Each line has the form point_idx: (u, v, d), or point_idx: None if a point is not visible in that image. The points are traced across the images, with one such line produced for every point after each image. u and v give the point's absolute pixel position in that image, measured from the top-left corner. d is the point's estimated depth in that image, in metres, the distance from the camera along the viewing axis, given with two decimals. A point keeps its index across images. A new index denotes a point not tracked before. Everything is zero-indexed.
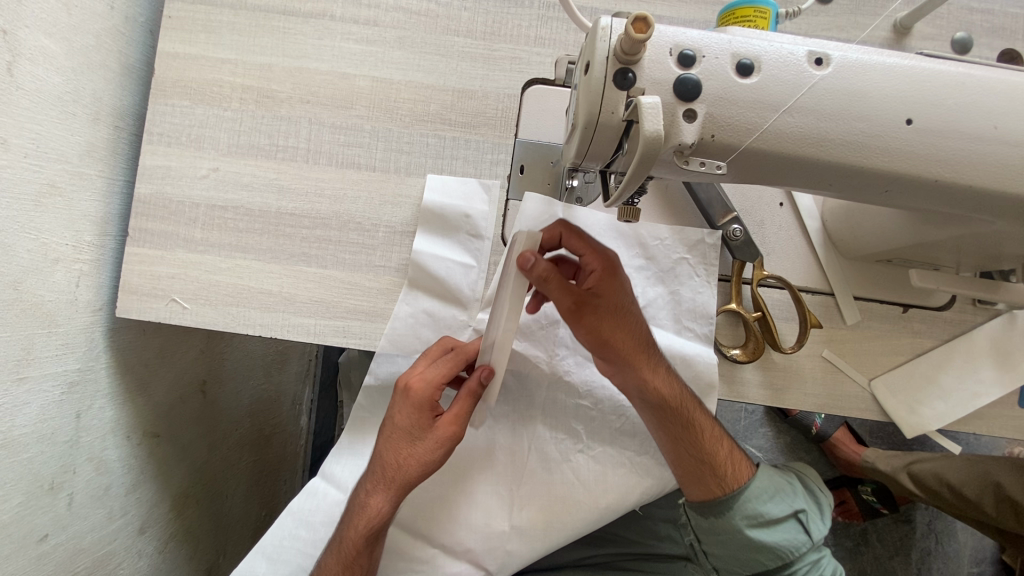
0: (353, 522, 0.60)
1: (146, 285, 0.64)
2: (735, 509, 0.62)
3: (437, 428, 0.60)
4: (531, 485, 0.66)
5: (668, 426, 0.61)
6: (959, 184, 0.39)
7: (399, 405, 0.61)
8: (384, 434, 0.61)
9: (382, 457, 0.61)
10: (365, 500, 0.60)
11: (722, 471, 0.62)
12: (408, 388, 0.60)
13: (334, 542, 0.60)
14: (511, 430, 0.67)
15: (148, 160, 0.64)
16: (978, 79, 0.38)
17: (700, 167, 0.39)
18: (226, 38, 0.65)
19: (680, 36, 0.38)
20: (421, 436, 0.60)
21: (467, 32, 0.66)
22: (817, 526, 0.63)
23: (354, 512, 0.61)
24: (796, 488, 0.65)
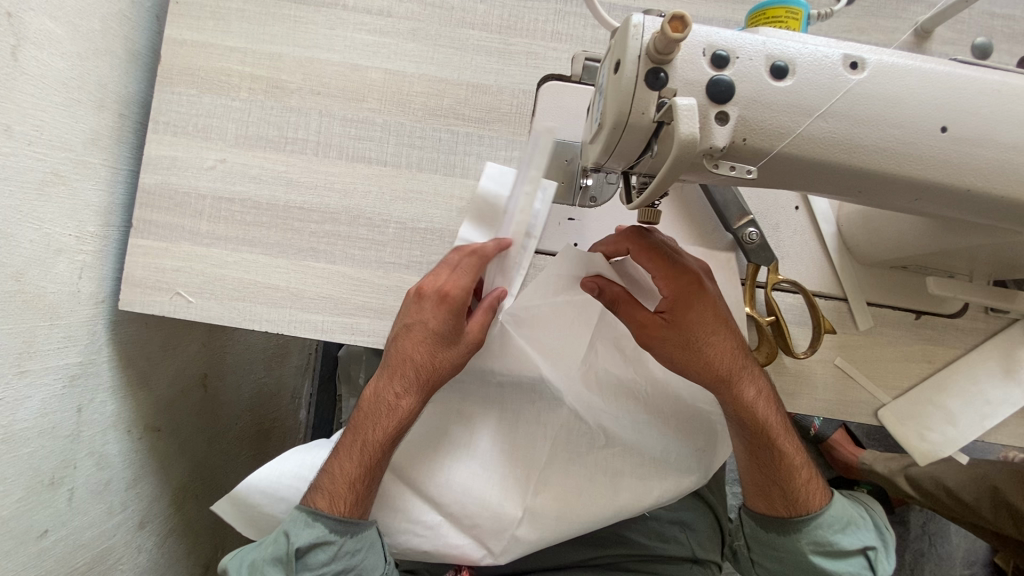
0: (380, 423, 0.58)
1: (150, 277, 0.62)
2: (807, 534, 0.60)
3: (468, 330, 0.58)
4: (548, 474, 0.64)
5: (761, 431, 0.59)
6: (989, 193, 0.38)
7: (429, 308, 0.57)
8: (407, 338, 0.57)
9: (405, 359, 0.58)
10: (392, 402, 0.58)
11: (799, 477, 0.60)
12: (442, 294, 0.57)
13: (353, 451, 0.58)
14: (531, 422, 0.66)
15: (153, 149, 0.63)
16: (1013, 88, 0.38)
17: (730, 171, 0.38)
18: (234, 26, 0.63)
19: (713, 36, 0.37)
20: (453, 338, 0.58)
21: (482, 25, 0.64)
22: (882, 566, 0.61)
23: (380, 415, 0.58)
24: (868, 524, 0.62)
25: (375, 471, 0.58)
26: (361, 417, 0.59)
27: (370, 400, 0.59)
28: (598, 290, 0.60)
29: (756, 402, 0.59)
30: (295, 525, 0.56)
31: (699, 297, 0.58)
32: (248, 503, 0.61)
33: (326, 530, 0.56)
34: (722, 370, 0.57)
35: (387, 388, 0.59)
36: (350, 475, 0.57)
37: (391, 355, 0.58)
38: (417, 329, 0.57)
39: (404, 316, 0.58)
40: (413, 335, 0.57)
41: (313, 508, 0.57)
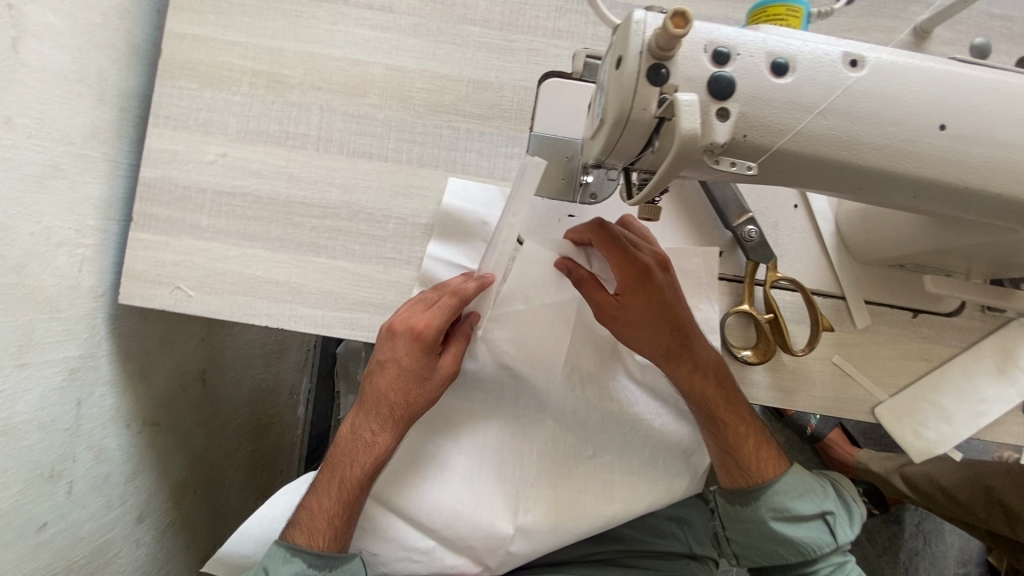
0: (357, 459, 0.60)
1: (150, 272, 0.62)
2: (764, 501, 0.62)
3: (443, 364, 0.61)
4: (539, 487, 0.65)
5: (716, 407, 0.61)
6: (989, 192, 0.39)
7: (403, 346, 0.58)
8: (381, 374, 0.59)
9: (381, 395, 0.60)
10: (369, 440, 0.60)
11: (756, 448, 0.63)
12: (416, 331, 0.57)
13: (331, 486, 0.59)
14: (525, 430, 0.67)
15: (154, 143, 0.63)
16: (1011, 87, 0.38)
17: (731, 167, 0.38)
18: (236, 20, 0.63)
19: (714, 33, 0.37)
20: (431, 375, 0.60)
21: (484, 22, 0.64)
22: (845, 530, 0.62)
23: (355, 451, 0.60)
24: (827, 489, 0.64)
25: (355, 504, 0.60)
26: (336, 454, 0.61)
27: (345, 435, 0.61)
28: (568, 270, 0.61)
29: (711, 376, 0.61)
30: (274, 562, 0.57)
31: (645, 280, 0.59)
32: (243, 541, 0.63)
33: (305, 566, 0.57)
34: (669, 346, 0.60)
35: (364, 423, 0.60)
36: (328, 512, 0.59)
37: (367, 394, 0.60)
38: (393, 367, 0.59)
39: (377, 355, 0.60)
40: (388, 372, 0.59)
41: (292, 544, 0.58)
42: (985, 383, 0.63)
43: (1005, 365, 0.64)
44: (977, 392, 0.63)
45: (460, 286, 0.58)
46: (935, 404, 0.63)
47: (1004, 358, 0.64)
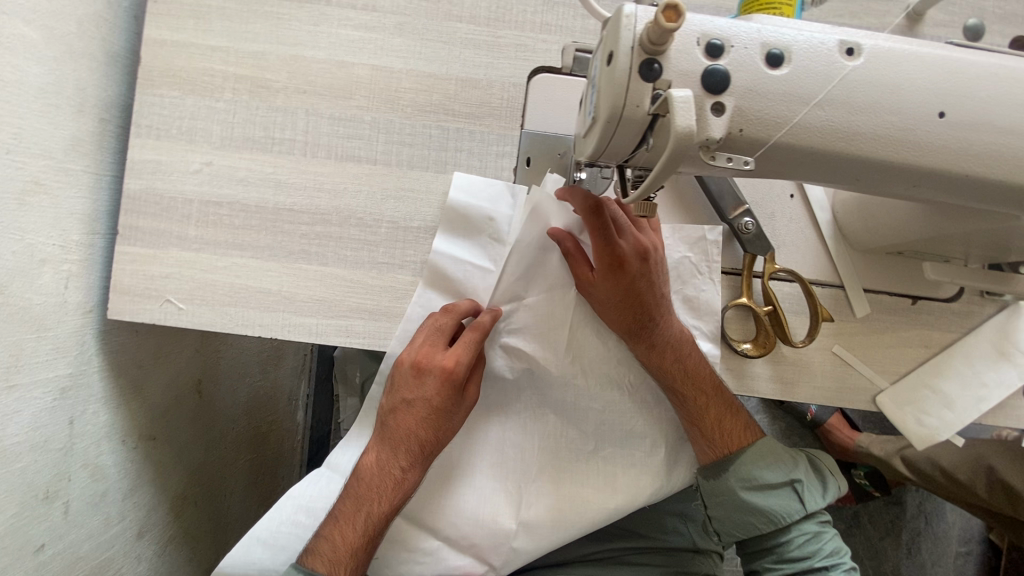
0: (383, 494, 0.59)
1: (139, 285, 0.61)
2: (732, 471, 0.62)
3: (469, 396, 0.63)
4: (541, 483, 0.65)
5: (679, 383, 0.62)
6: (988, 179, 0.38)
7: (431, 385, 0.60)
8: (407, 412, 0.61)
9: (409, 430, 0.60)
10: (397, 476, 0.60)
11: (726, 426, 0.62)
12: (444, 369, 0.60)
13: (355, 518, 0.59)
14: (527, 426, 0.66)
15: (137, 154, 0.61)
16: (1011, 70, 0.37)
17: (727, 163, 0.37)
18: (216, 24, 0.62)
19: (707, 24, 0.36)
20: (457, 408, 0.62)
21: (470, 18, 0.63)
22: (814, 498, 0.62)
23: (382, 486, 0.60)
24: (796, 457, 0.64)
25: (376, 536, 0.59)
26: (358, 485, 0.60)
27: (367, 468, 0.61)
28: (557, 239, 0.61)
29: (670, 353, 0.62)
30: None
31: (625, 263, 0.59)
32: (241, 565, 0.60)
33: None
34: (635, 322, 0.61)
35: (388, 457, 0.60)
36: (350, 544, 0.58)
37: (393, 429, 0.61)
38: (422, 404, 0.61)
39: (406, 392, 0.61)
40: (417, 408, 0.61)
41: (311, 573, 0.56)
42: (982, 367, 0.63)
43: (1005, 349, 0.63)
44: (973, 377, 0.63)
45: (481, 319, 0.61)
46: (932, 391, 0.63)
47: (1004, 342, 0.63)
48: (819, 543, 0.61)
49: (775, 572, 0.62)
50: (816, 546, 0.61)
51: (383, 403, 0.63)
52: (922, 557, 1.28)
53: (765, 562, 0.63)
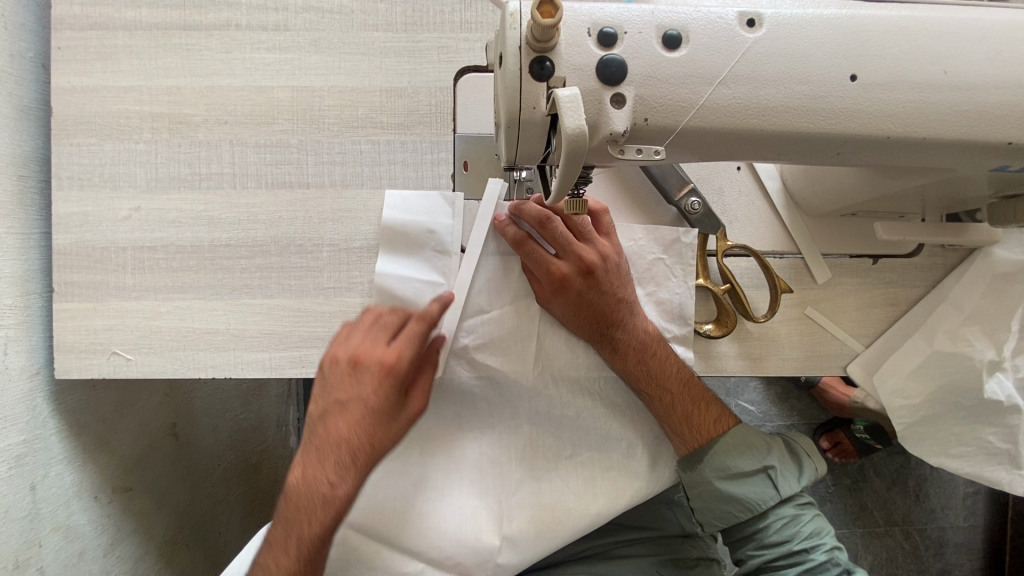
0: (314, 506, 0.53)
1: (83, 342, 0.59)
2: (707, 462, 0.61)
3: (411, 403, 0.58)
4: (520, 495, 0.64)
5: (644, 381, 0.61)
6: (911, 138, 0.36)
7: (370, 381, 0.55)
8: (342, 416, 0.55)
9: (342, 437, 0.54)
10: (327, 491, 0.53)
11: (695, 421, 0.62)
12: (385, 365, 0.55)
13: (286, 539, 0.53)
14: (501, 438, 0.65)
15: (61, 208, 0.59)
16: (920, 22, 0.36)
17: (637, 155, 0.36)
18: (125, 64, 0.60)
19: (598, 12, 0.34)
20: (399, 416, 0.57)
21: (386, 25, 0.61)
22: (789, 482, 0.61)
23: (311, 498, 0.53)
24: (769, 443, 0.63)
25: (313, 556, 0.53)
26: (287, 508, 0.53)
27: (297, 485, 0.54)
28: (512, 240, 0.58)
29: (634, 353, 0.60)
30: None
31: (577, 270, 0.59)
32: None
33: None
34: (596, 325, 0.60)
35: (318, 471, 0.53)
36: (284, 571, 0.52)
37: (323, 435, 0.54)
38: (359, 407, 0.55)
39: (339, 398, 0.55)
40: (354, 417, 0.54)
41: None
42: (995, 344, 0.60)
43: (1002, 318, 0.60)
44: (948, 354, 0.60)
45: (427, 310, 0.57)
46: (925, 360, 0.61)
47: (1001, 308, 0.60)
48: (796, 524, 0.60)
49: (758, 558, 0.60)
50: (796, 527, 0.60)
51: (312, 413, 0.56)
52: (931, 502, 1.22)
53: (747, 550, 0.61)
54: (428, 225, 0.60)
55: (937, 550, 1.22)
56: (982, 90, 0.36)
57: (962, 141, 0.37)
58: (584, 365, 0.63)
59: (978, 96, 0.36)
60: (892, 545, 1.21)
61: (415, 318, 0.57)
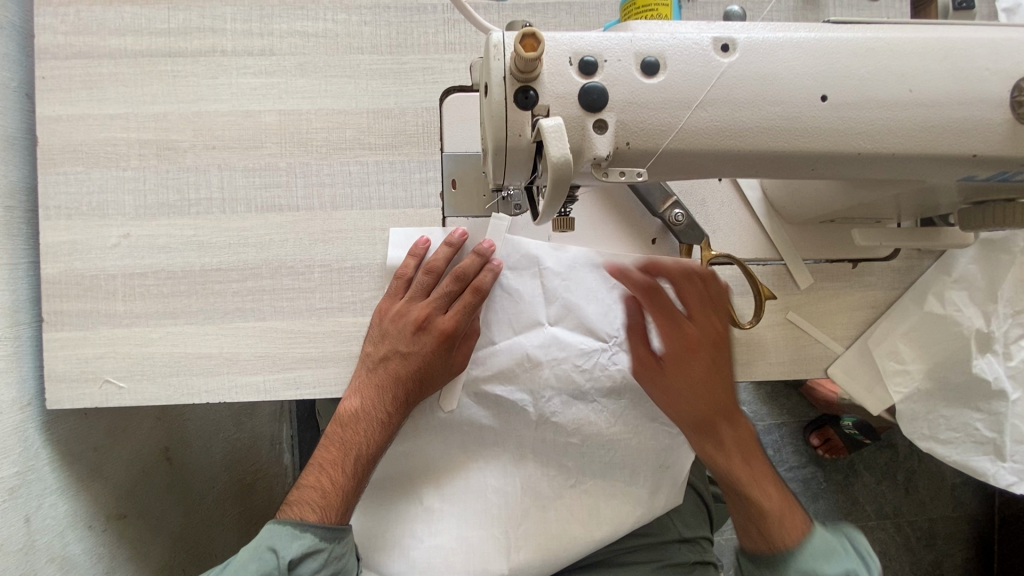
0: (368, 442, 0.60)
1: (74, 371, 0.59)
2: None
3: (459, 365, 0.63)
4: (527, 524, 0.66)
5: (716, 454, 0.58)
6: (883, 154, 0.38)
7: (428, 342, 0.60)
8: (399, 363, 0.60)
9: (400, 378, 0.60)
10: (384, 420, 0.60)
11: (769, 511, 0.55)
12: (443, 329, 0.60)
13: (340, 462, 0.59)
14: (508, 466, 0.67)
15: (50, 237, 0.59)
16: (886, 42, 0.37)
17: (621, 177, 0.37)
18: (110, 92, 0.60)
19: (578, 42, 0.35)
20: (447, 375, 0.63)
21: (371, 48, 0.62)
22: None
23: (369, 432, 0.60)
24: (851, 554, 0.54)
25: (363, 478, 0.60)
26: (342, 430, 0.60)
27: (350, 413, 0.59)
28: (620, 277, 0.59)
29: (706, 422, 0.57)
30: (281, 539, 0.55)
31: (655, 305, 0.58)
32: None
33: (317, 539, 0.55)
34: (657, 372, 0.59)
35: (377, 398, 0.60)
36: (339, 486, 0.58)
37: (385, 377, 0.60)
38: (417, 359, 0.60)
39: (399, 343, 0.59)
40: (409, 356, 0.60)
41: (300, 522, 0.56)
42: (984, 339, 0.63)
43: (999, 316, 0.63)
44: (927, 352, 0.64)
45: (481, 279, 0.60)
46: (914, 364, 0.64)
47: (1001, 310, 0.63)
48: None
49: None
50: None
51: (368, 349, 0.60)
52: (920, 493, 1.25)
53: None
54: (438, 266, 0.60)
55: (928, 541, 1.24)
56: (947, 105, 0.37)
57: (933, 154, 0.38)
58: (578, 378, 0.65)
59: (945, 111, 0.37)
60: (884, 537, 1.23)
61: (471, 286, 0.60)
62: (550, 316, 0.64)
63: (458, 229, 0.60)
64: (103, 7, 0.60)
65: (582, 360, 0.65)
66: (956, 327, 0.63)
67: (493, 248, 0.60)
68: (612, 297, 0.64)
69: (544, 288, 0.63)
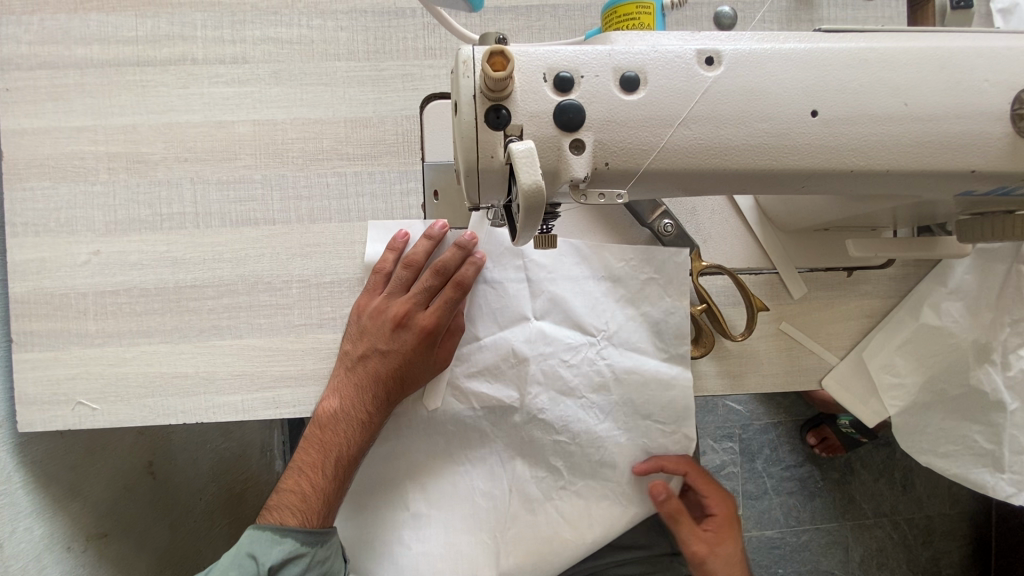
0: (348, 444, 0.58)
1: (45, 393, 0.57)
2: None
3: (444, 361, 0.60)
4: (516, 528, 0.64)
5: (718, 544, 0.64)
6: (876, 172, 0.36)
7: (407, 339, 0.58)
8: (378, 361, 0.58)
9: (379, 377, 0.58)
10: (363, 421, 0.58)
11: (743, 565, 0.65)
12: (423, 325, 0.58)
13: (320, 464, 0.58)
14: (496, 469, 0.64)
15: (17, 255, 0.57)
16: (881, 53, 0.35)
17: (600, 199, 0.36)
18: (77, 103, 0.58)
19: (554, 56, 0.33)
20: (431, 372, 0.60)
21: (348, 54, 0.59)
22: None
23: (348, 433, 0.58)
24: None
25: (344, 479, 0.59)
26: (321, 430, 0.58)
27: (329, 414, 0.58)
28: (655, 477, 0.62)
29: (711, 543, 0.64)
30: (261, 545, 0.55)
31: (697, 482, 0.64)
32: None
33: (297, 544, 0.55)
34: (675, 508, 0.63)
35: (355, 398, 0.58)
36: (318, 488, 0.57)
37: (363, 376, 0.58)
38: (397, 358, 0.58)
39: (377, 341, 0.58)
40: (388, 354, 0.58)
41: (280, 525, 0.56)
42: (981, 348, 0.61)
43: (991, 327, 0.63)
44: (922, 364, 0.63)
45: (464, 273, 0.57)
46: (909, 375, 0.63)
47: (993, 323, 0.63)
48: None
49: None
50: None
51: (347, 347, 0.58)
52: (918, 491, 1.23)
53: None
54: (417, 261, 0.58)
55: (925, 539, 1.23)
56: (944, 121, 0.35)
57: (928, 171, 0.36)
58: (567, 376, 0.62)
59: (941, 127, 0.35)
60: (881, 536, 1.22)
61: (453, 281, 0.57)
62: (535, 309, 0.62)
63: (440, 221, 0.57)
64: (69, 14, 0.58)
65: (569, 355, 0.62)
66: (955, 339, 0.62)
67: (475, 241, 0.57)
68: (599, 291, 0.61)
69: (529, 281, 0.61)
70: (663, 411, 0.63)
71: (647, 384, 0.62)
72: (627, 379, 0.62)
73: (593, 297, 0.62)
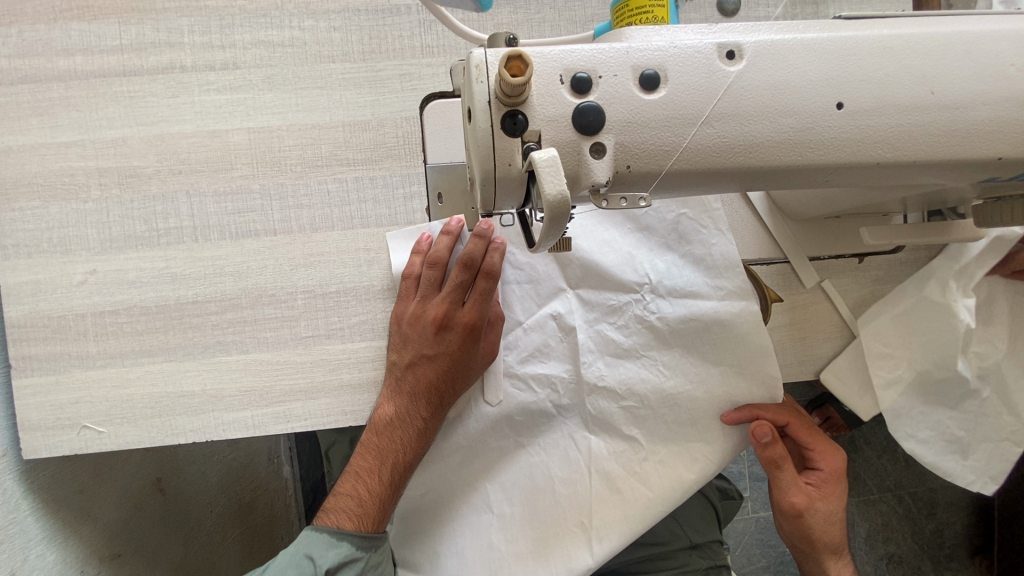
0: (405, 448, 0.58)
1: (48, 419, 0.56)
2: None
3: (488, 354, 0.61)
4: (564, 527, 0.63)
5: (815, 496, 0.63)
6: (904, 163, 0.35)
7: (452, 341, 0.58)
8: (426, 366, 0.58)
9: (428, 382, 0.58)
10: (419, 426, 0.58)
11: (833, 524, 0.65)
12: (468, 326, 0.58)
13: (378, 473, 0.58)
14: (542, 465, 0.64)
15: (11, 278, 0.56)
16: (906, 39, 0.34)
17: (621, 203, 0.35)
18: (62, 117, 0.56)
19: (569, 57, 0.32)
20: (478, 369, 0.60)
21: (343, 55, 0.57)
22: None
23: (404, 439, 0.58)
24: None
25: (400, 484, 0.59)
26: (376, 438, 0.58)
27: (381, 424, 0.57)
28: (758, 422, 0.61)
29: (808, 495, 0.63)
30: (317, 547, 0.56)
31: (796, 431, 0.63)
32: None
33: (353, 548, 0.56)
34: (780, 460, 0.61)
35: (407, 405, 0.57)
36: (377, 495, 0.58)
37: (412, 383, 0.57)
38: (444, 360, 0.58)
39: (423, 348, 0.57)
40: (434, 359, 0.58)
41: (337, 529, 0.57)
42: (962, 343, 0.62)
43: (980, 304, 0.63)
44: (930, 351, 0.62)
45: (491, 262, 0.56)
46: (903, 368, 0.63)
47: (982, 306, 0.63)
48: None
49: None
50: None
51: (392, 358, 0.57)
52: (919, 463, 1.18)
53: None
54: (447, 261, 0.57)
55: (929, 510, 1.17)
56: (974, 106, 0.34)
57: (956, 160, 0.35)
58: (619, 337, 0.63)
59: (972, 113, 0.34)
60: (887, 510, 1.17)
61: (482, 272, 0.56)
62: (570, 279, 0.63)
63: (455, 217, 0.57)
64: (48, 25, 0.55)
65: (615, 318, 0.63)
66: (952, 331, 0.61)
67: (492, 227, 0.56)
68: (627, 248, 0.62)
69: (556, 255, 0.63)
70: (723, 366, 0.62)
71: (696, 343, 0.62)
72: (685, 330, 0.62)
73: (625, 257, 0.63)
